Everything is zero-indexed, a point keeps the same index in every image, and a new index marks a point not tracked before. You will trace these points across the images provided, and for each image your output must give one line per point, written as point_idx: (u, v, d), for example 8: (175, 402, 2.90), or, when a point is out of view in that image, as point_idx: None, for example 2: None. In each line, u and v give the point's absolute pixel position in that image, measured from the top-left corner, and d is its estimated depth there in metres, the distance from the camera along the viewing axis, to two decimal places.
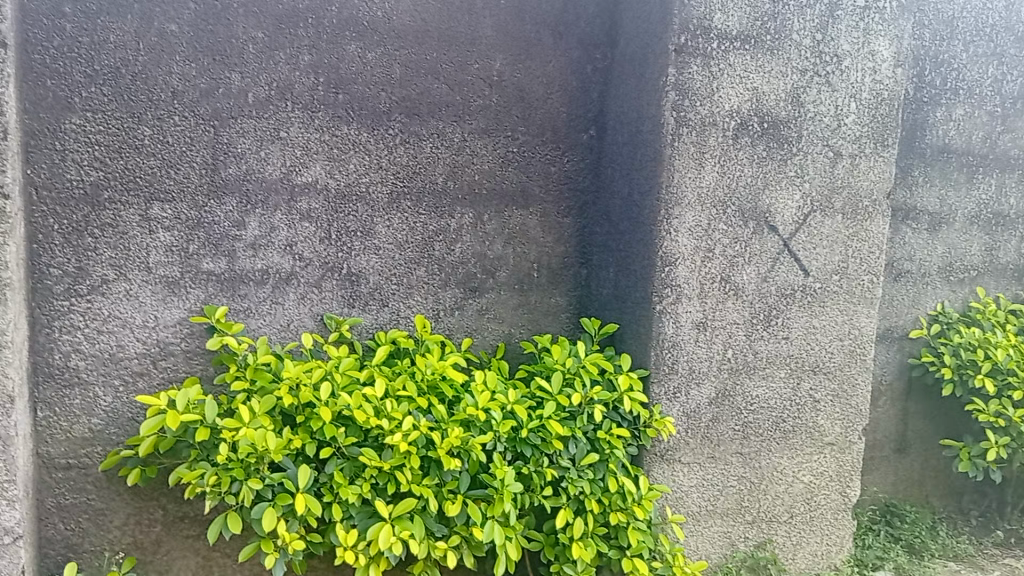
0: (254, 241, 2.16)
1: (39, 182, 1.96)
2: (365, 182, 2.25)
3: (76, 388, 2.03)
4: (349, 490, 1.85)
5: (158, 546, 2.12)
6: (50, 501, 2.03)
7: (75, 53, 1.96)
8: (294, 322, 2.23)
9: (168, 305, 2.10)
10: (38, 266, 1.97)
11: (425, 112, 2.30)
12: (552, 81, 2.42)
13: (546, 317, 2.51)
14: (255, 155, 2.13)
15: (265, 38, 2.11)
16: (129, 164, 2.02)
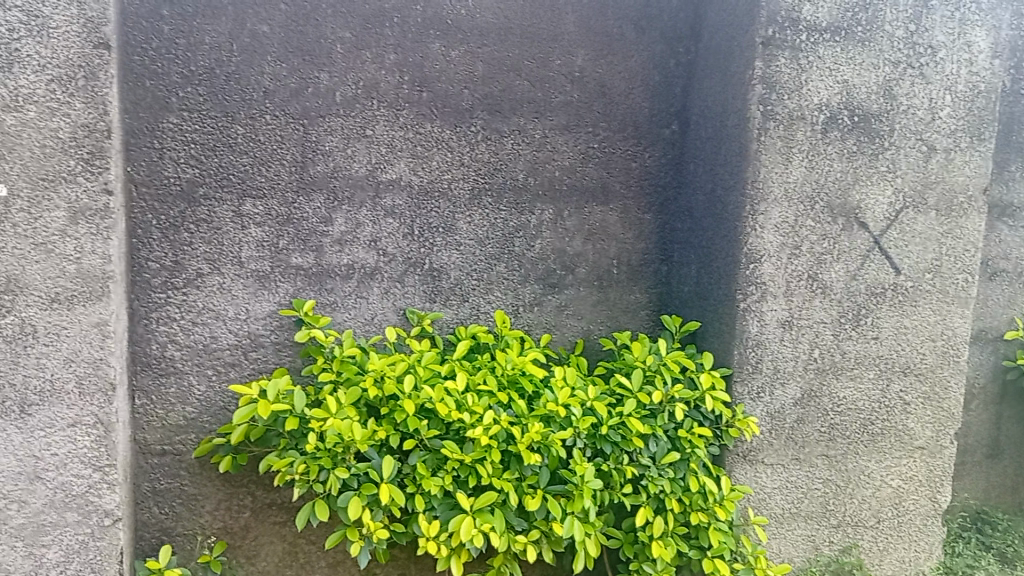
0: (341, 236, 2.21)
1: (139, 179, 2.04)
2: (447, 178, 2.28)
3: (172, 377, 2.11)
4: (431, 481, 1.88)
5: (247, 531, 2.18)
6: (146, 485, 2.11)
7: (173, 54, 2.03)
8: (377, 316, 2.27)
9: (258, 298, 2.16)
10: (138, 260, 2.05)
11: (508, 109, 2.31)
12: (634, 76, 2.41)
13: (626, 314, 2.50)
14: (342, 153, 2.18)
15: (353, 38, 2.15)
16: (223, 162, 2.09)
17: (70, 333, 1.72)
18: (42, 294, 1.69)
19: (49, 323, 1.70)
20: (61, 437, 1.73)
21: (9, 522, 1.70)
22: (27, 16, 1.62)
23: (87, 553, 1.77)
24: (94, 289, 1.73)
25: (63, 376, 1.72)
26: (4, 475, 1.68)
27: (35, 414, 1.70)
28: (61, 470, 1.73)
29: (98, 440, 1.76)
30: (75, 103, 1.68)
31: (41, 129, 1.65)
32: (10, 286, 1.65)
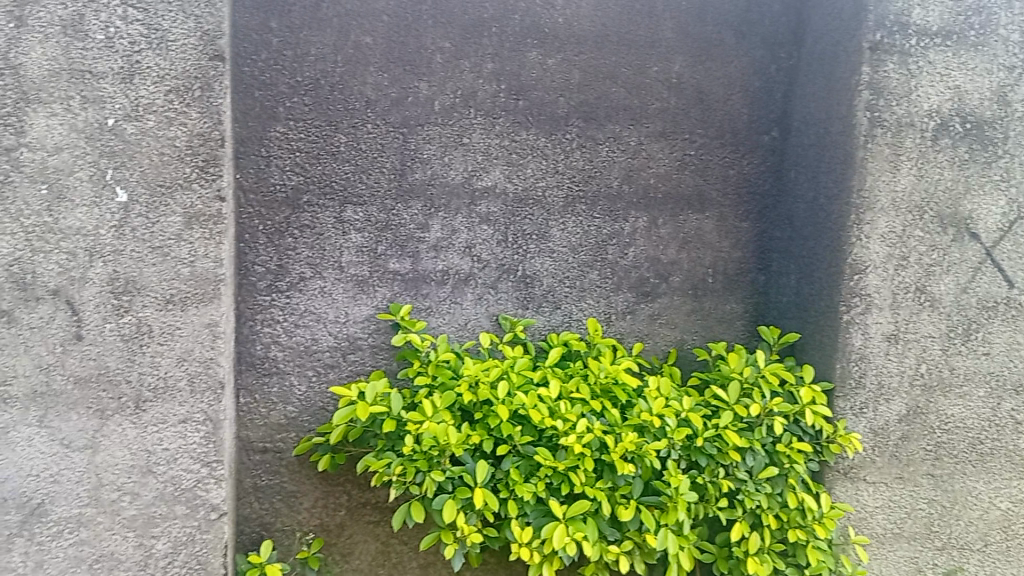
0: (437, 243, 2.24)
1: (247, 186, 2.11)
2: (542, 186, 2.29)
3: (274, 377, 2.17)
4: (524, 488, 1.89)
5: (342, 530, 2.24)
6: (248, 481, 2.18)
7: (280, 65, 2.10)
8: (471, 322, 2.29)
9: (358, 302, 2.20)
10: (245, 263, 2.12)
11: (603, 116, 2.31)
12: (732, 82, 2.38)
13: (721, 324, 2.45)
14: (440, 160, 2.22)
15: (452, 47, 2.19)
16: (326, 170, 2.15)
17: (183, 333, 1.77)
18: (158, 296, 1.74)
19: (164, 323, 1.75)
20: (172, 433, 1.78)
21: (122, 513, 1.74)
22: (148, 30, 1.68)
23: (193, 545, 1.80)
24: (206, 292, 1.78)
25: (176, 374, 1.77)
26: (119, 467, 1.73)
27: (149, 410, 1.75)
28: (172, 464, 1.78)
29: (207, 436, 1.81)
30: (192, 113, 1.73)
31: (160, 138, 1.71)
32: (128, 287, 1.71)
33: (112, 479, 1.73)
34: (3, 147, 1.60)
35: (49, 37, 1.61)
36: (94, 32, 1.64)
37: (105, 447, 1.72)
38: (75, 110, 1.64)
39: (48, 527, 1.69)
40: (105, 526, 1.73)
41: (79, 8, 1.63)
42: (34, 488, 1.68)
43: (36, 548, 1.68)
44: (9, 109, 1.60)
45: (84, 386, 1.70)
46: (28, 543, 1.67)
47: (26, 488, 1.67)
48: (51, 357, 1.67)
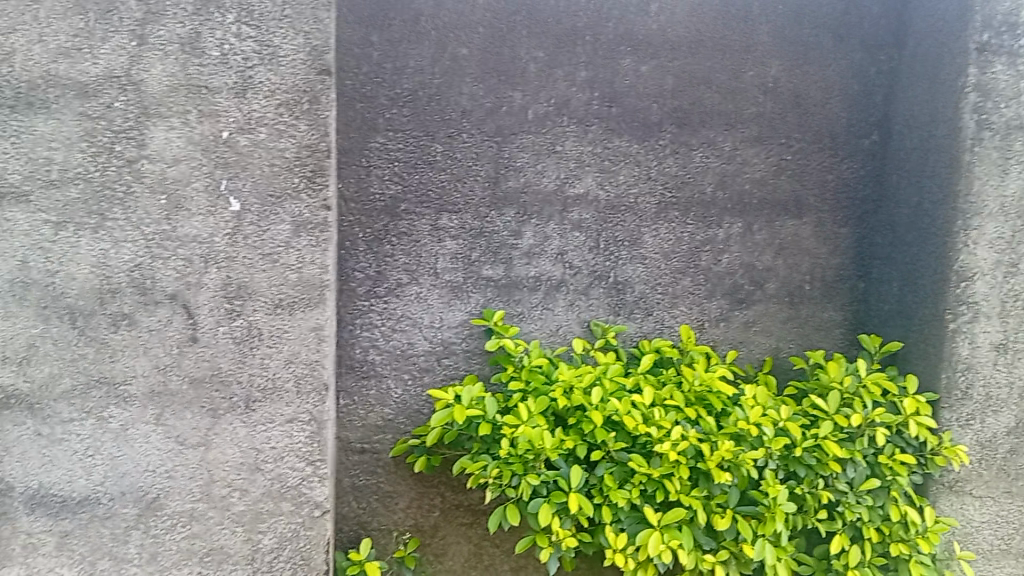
0: (529, 250, 2.27)
1: (348, 195, 2.17)
2: (634, 193, 2.29)
3: (372, 380, 2.23)
4: (619, 494, 1.89)
5: (436, 530, 2.28)
6: (346, 481, 2.25)
7: (381, 78, 2.16)
8: (563, 328, 2.31)
9: (452, 308, 2.25)
10: (345, 270, 2.19)
11: (697, 121, 2.30)
12: (831, 85, 2.34)
13: (818, 332, 2.40)
14: (533, 168, 2.24)
15: (546, 57, 2.22)
16: (423, 179, 2.20)
17: (290, 336, 1.81)
18: (267, 300, 1.79)
19: (273, 326, 1.80)
20: (279, 432, 1.83)
21: (232, 508, 1.82)
22: (260, 46, 1.72)
23: (297, 541, 1.86)
24: (312, 297, 1.81)
25: (283, 375, 1.82)
26: (229, 464, 1.81)
27: (258, 410, 1.81)
28: (279, 462, 1.84)
29: (312, 436, 1.85)
30: (301, 125, 1.76)
31: (270, 150, 1.75)
32: (240, 292, 1.77)
33: (223, 476, 1.81)
34: (125, 160, 1.70)
35: (168, 54, 1.69)
36: (210, 50, 1.70)
37: (217, 445, 1.80)
38: (192, 124, 1.71)
39: (162, 521, 1.79)
40: (216, 521, 1.81)
41: (197, 26, 1.70)
42: (150, 484, 1.78)
43: (151, 541, 1.79)
44: (131, 124, 1.70)
45: (198, 385, 1.78)
46: (144, 535, 1.79)
47: (142, 483, 1.78)
48: (168, 358, 1.76)
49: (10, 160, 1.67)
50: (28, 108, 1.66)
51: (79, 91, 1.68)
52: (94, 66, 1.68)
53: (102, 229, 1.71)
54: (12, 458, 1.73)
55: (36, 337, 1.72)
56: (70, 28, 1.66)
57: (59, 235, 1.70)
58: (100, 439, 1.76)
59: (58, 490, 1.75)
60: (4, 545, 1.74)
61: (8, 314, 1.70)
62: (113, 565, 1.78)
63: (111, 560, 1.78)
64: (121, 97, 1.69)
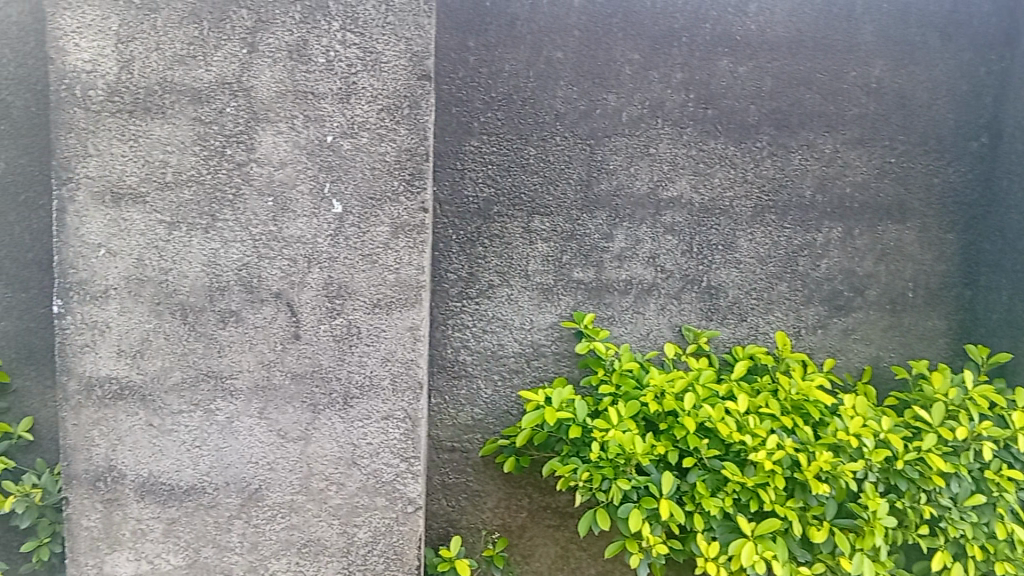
0: (621, 253, 2.26)
1: (443, 198, 2.20)
2: (729, 196, 2.26)
3: (463, 380, 2.27)
4: (712, 502, 1.87)
5: (523, 531, 2.31)
6: (437, 478, 2.29)
7: (476, 82, 2.17)
8: (653, 332, 2.29)
9: (542, 310, 2.26)
10: (438, 271, 2.22)
11: (796, 123, 2.25)
12: (938, 86, 2.27)
13: (920, 341, 2.34)
14: (626, 171, 2.23)
15: (642, 59, 2.20)
16: (516, 182, 2.21)
17: (387, 335, 1.85)
18: (366, 300, 1.83)
19: (371, 325, 1.84)
20: (375, 428, 1.88)
21: (329, 501, 1.88)
22: (364, 52, 1.75)
23: (391, 535, 1.91)
24: (409, 297, 1.84)
25: (380, 373, 1.86)
26: (328, 458, 1.87)
27: (356, 406, 1.86)
28: (375, 458, 1.89)
29: (406, 433, 1.89)
30: (401, 130, 1.79)
31: (371, 154, 1.79)
32: (341, 291, 1.82)
33: (321, 469, 1.87)
34: (236, 163, 1.76)
35: (277, 61, 1.74)
36: (316, 57, 1.75)
37: (316, 439, 1.86)
38: (298, 129, 1.77)
39: (264, 511, 1.86)
40: (313, 513, 1.88)
41: (304, 34, 1.74)
42: (252, 475, 1.85)
43: (252, 530, 1.86)
44: (241, 129, 1.76)
45: (299, 381, 1.84)
46: (246, 524, 1.86)
47: (245, 474, 1.85)
48: (272, 354, 1.83)
49: (128, 163, 1.74)
50: (145, 113, 1.73)
51: (193, 97, 1.74)
52: (207, 73, 1.73)
53: (212, 230, 1.78)
54: (125, 447, 1.82)
55: (149, 332, 1.80)
56: (186, 36, 1.72)
57: (173, 234, 1.77)
58: (207, 430, 1.84)
59: (167, 479, 1.84)
60: (115, 529, 1.84)
61: (124, 309, 1.79)
62: (216, 552, 1.86)
63: (214, 548, 1.86)
64: (233, 102, 1.75)
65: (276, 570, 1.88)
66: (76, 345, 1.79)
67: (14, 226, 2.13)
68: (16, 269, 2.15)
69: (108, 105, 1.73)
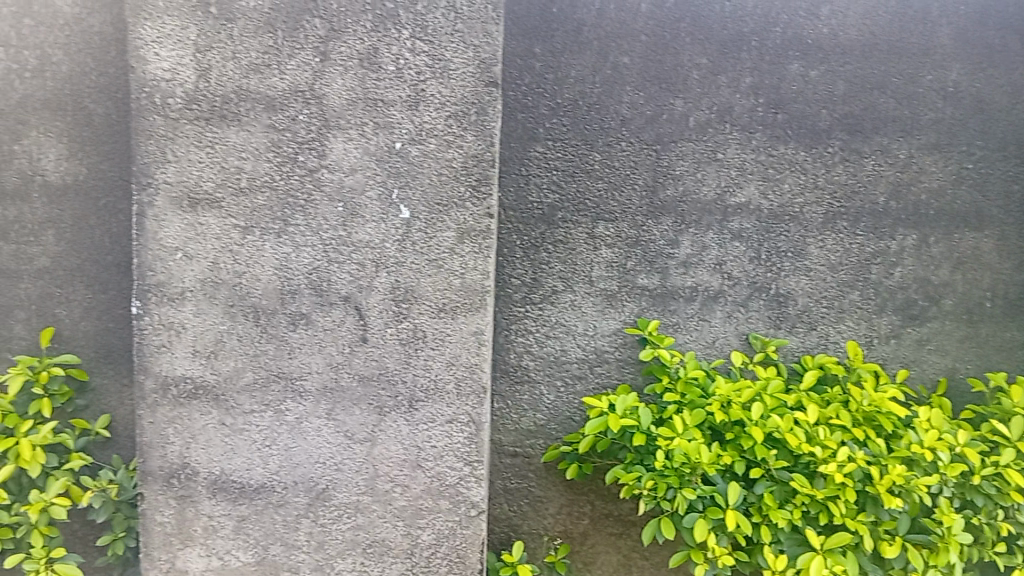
0: (687, 259, 2.24)
1: (508, 204, 2.21)
2: (799, 202, 2.22)
3: (525, 385, 2.27)
4: (780, 514, 1.85)
5: (585, 538, 2.31)
6: (499, 483, 2.30)
7: (542, 88, 2.17)
8: (719, 340, 2.27)
9: (606, 316, 2.25)
10: (502, 276, 2.23)
11: (869, 128, 2.20)
12: (1018, 90, 2.21)
13: (997, 352, 2.28)
14: (693, 176, 2.21)
15: (710, 63, 2.17)
16: (581, 187, 2.20)
17: (452, 339, 1.87)
18: (432, 304, 1.85)
19: (436, 329, 1.86)
20: (439, 431, 1.90)
21: (393, 502, 1.90)
22: (432, 60, 1.78)
23: (454, 538, 1.93)
24: (474, 302, 1.86)
25: (444, 377, 1.88)
26: (393, 460, 1.89)
27: (421, 409, 1.88)
28: (439, 461, 1.90)
29: (470, 437, 1.90)
30: (468, 136, 1.81)
31: (439, 160, 1.81)
32: (407, 295, 1.85)
33: (386, 471, 1.89)
34: (307, 170, 1.80)
35: (349, 69, 1.77)
36: (386, 64, 1.77)
37: (382, 440, 1.89)
38: (368, 135, 1.80)
39: (330, 510, 1.90)
40: (378, 514, 1.90)
41: (374, 42, 1.76)
42: (320, 475, 1.89)
43: (319, 529, 1.90)
44: (313, 136, 1.79)
45: (366, 383, 1.87)
46: (313, 523, 1.90)
47: (313, 473, 1.89)
48: (340, 356, 1.86)
49: (204, 169, 1.79)
50: (222, 121, 1.78)
51: (267, 105, 1.78)
52: (281, 81, 1.77)
53: (284, 234, 1.82)
54: (198, 445, 1.88)
55: (223, 333, 1.85)
56: (260, 45, 1.76)
57: (247, 239, 1.82)
58: (276, 430, 1.88)
59: (238, 477, 1.89)
60: (187, 526, 1.90)
61: (199, 311, 1.84)
62: (284, 550, 1.90)
63: (282, 546, 1.90)
64: (305, 110, 1.78)
65: (341, 570, 1.92)
66: (153, 345, 1.85)
67: (95, 229, 2.21)
68: (96, 271, 2.23)
69: (186, 113, 1.78)
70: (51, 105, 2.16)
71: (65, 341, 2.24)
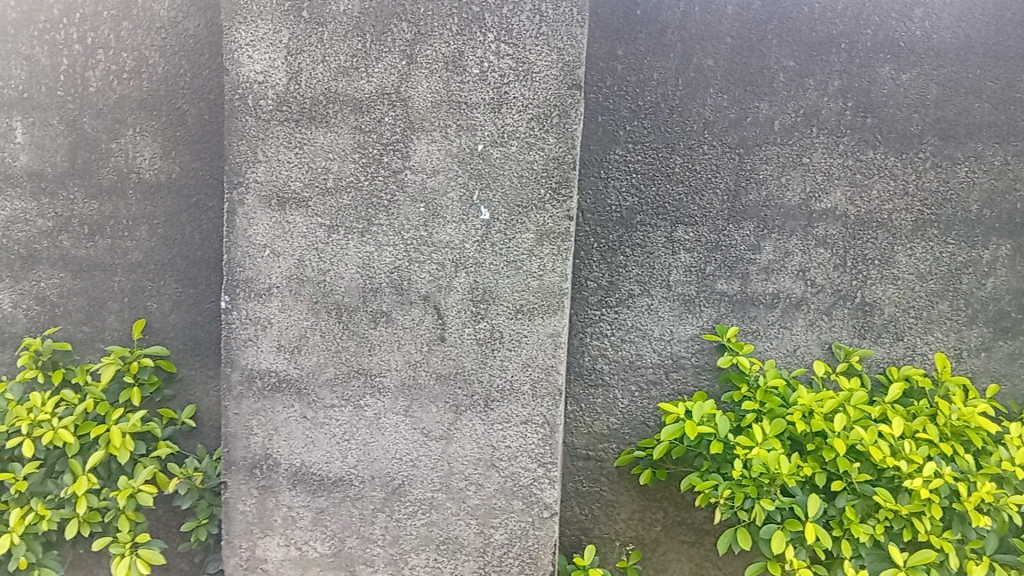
0: (768, 265, 2.20)
1: (586, 206, 2.20)
2: (887, 209, 2.17)
3: (599, 389, 2.27)
4: (861, 529, 1.80)
5: (657, 545, 2.30)
6: (570, 486, 2.30)
7: (624, 91, 2.16)
8: (801, 348, 2.22)
9: (684, 321, 2.23)
10: (579, 279, 2.22)
11: (963, 133, 2.14)
12: None
13: None
14: (776, 181, 2.17)
15: (797, 66, 2.13)
16: (661, 191, 2.18)
17: (529, 341, 1.88)
18: (509, 305, 1.86)
19: (513, 330, 1.87)
20: (514, 432, 1.91)
21: (467, 500, 1.92)
22: (516, 63, 1.79)
23: (526, 539, 1.93)
24: (551, 304, 1.86)
25: (520, 378, 1.89)
26: (468, 458, 1.91)
27: (496, 409, 1.90)
28: (512, 461, 1.91)
29: (544, 438, 1.90)
30: (549, 139, 1.81)
31: (520, 162, 1.82)
32: (485, 296, 1.86)
33: (461, 469, 1.91)
34: (392, 171, 1.84)
35: (434, 72, 1.80)
36: (470, 67, 1.79)
37: (457, 438, 1.91)
38: (451, 138, 1.82)
39: (406, 506, 1.93)
40: (452, 511, 1.93)
41: (460, 45, 1.79)
42: (396, 470, 1.92)
43: (394, 524, 1.93)
44: (398, 138, 1.83)
45: (443, 382, 1.89)
46: (389, 518, 1.93)
47: (390, 469, 1.92)
48: (418, 354, 1.89)
49: (293, 169, 1.84)
50: (311, 122, 1.83)
51: (355, 107, 1.82)
52: (368, 83, 1.81)
53: (367, 234, 1.86)
54: (280, 437, 1.93)
55: (307, 329, 1.90)
56: (349, 48, 1.80)
57: (332, 238, 1.86)
58: (356, 425, 1.92)
59: (317, 469, 1.93)
60: (268, 515, 1.95)
61: (285, 306, 1.89)
62: (360, 543, 1.94)
63: (359, 539, 1.94)
64: (391, 112, 1.82)
65: (414, 565, 1.94)
66: (240, 338, 1.91)
67: (186, 225, 2.29)
68: (186, 266, 2.31)
69: (277, 114, 1.83)
70: (147, 105, 2.25)
71: (155, 333, 2.33)
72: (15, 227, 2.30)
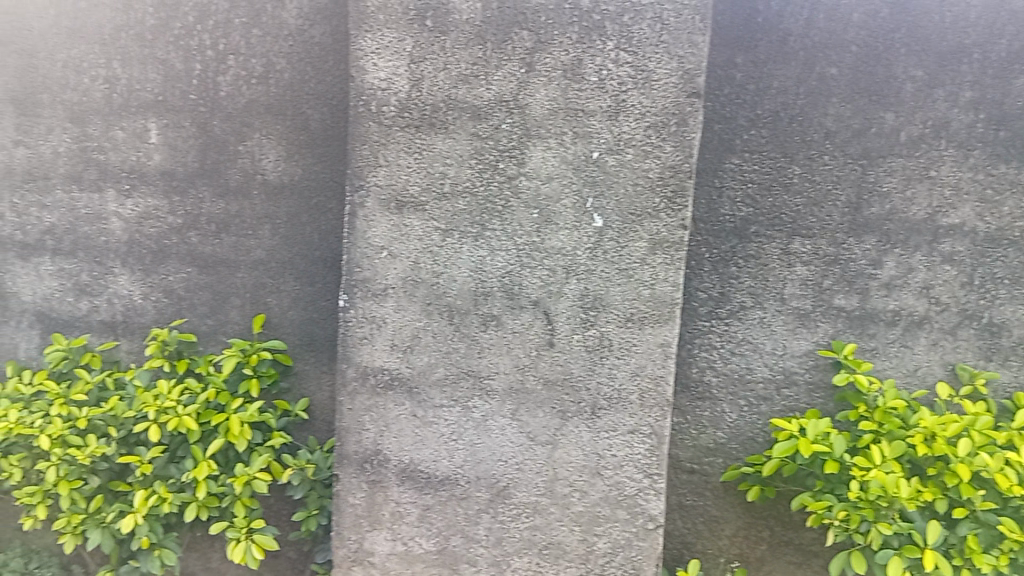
0: (890, 280, 2.12)
1: (699, 216, 2.17)
2: (1020, 226, 2.06)
3: (707, 401, 2.23)
4: (984, 559, 1.73)
5: (762, 563, 2.26)
6: (674, 499, 2.28)
7: (742, 99, 2.11)
8: (922, 369, 2.14)
9: (797, 336, 2.17)
10: (689, 288, 2.20)
11: None
12: None
13: None
14: (901, 194, 2.09)
15: (926, 75, 2.04)
16: (777, 202, 2.13)
17: (638, 350, 1.87)
18: (620, 313, 1.86)
19: (623, 338, 1.87)
20: (620, 441, 1.90)
21: (571, 507, 1.93)
22: (636, 71, 1.78)
23: (630, 550, 1.93)
24: (662, 313, 1.85)
25: (629, 387, 1.88)
26: (573, 465, 1.92)
27: (603, 417, 1.90)
28: (618, 470, 1.91)
29: (651, 449, 1.89)
30: (666, 147, 1.80)
31: (636, 170, 1.81)
32: (596, 303, 1.86)
33: (566, 475, 1.92)
34: (507, 177, 1.86)
35: (552, 80, 1.81)
36: (589, 75, 1.80)
37: (563, 444, 1.92)
38: (567, 144, 1.83)
39: (510, 508, 1.95)
40: (555, 517, 1.94)
41: (579, 53, 1.79)
42: (501, 472, 1.95)
43: (498, 526, 1.96)
44: (515, 144, 1.85)
45: (551, 387, 1.91)
46: (492, 519, 1.96)
47: (495, 471, 1.95)
48: (527, 359, 1.91)
49: (412, 173, 1.89)
50: (431, 128, 1.87)
51: (473, 114, 1.85)
52: (487, 91, 1.84)
53: (481, 238, 1.89)
54: (391, 433, 1.98)
55: (419, 329, 1.94)
56: (470, 56, 1.83)
57: (447, 241, 1.90)
58: (463, 426, 1.95)
59: (425, 467, 1.97)
60: (377, 509, 2.01)
61: (399, 307, 1.94)
62: (463, 543, 1.98)
63: (462, 538, 1.98)
64: (508, 119, 1.84)
65: (517, 567, 1.97)
66: (356, 336, 1.97)
67: (306, 225, 2.38)
68: (305, 265, 2.40)
69: (398, 120, 1.88)
70: (273, 109, 2.34)
71: (274, 328, 2.43)
72: (148, 223, 2.45)
